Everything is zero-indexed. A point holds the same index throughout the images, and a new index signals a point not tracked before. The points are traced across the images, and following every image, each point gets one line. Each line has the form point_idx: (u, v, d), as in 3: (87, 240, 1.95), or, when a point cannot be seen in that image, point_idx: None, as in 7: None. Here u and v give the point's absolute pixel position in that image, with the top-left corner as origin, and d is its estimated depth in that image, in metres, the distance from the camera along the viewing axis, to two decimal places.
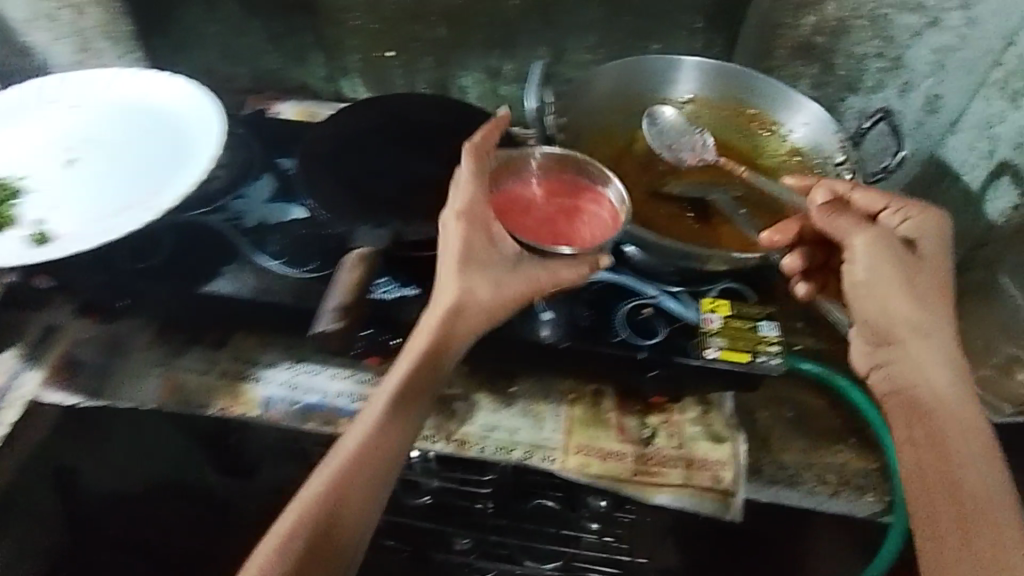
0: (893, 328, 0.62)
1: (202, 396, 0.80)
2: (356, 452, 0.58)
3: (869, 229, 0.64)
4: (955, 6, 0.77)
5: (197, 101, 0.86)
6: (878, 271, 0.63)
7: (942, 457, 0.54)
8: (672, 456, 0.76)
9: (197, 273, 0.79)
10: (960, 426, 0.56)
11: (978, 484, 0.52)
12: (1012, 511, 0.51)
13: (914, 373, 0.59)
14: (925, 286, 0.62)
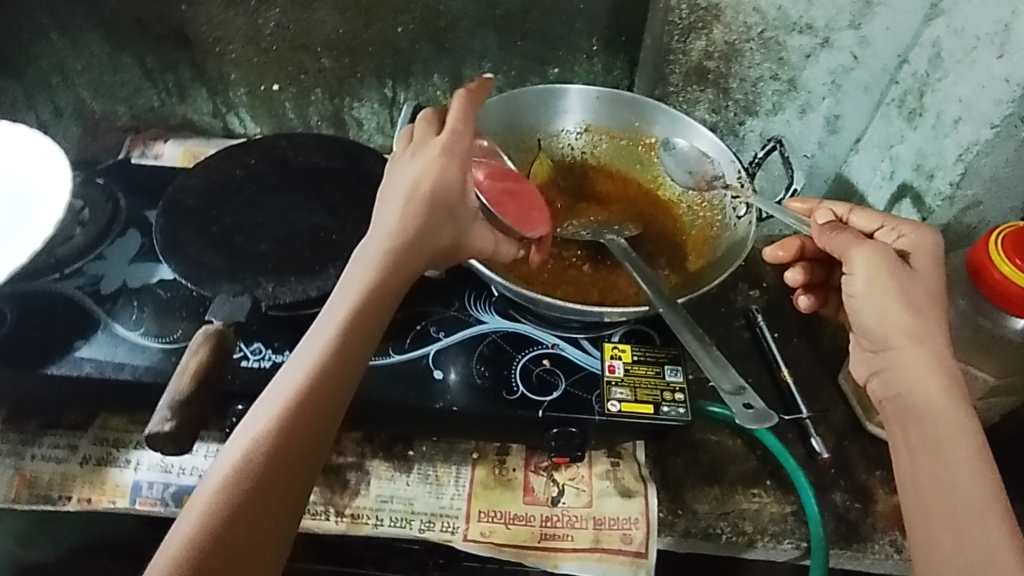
0: (889, 335, 0.57)
1: (60, 487, 0.73)
2: (305, 385, 0.51)
3: (870, 244, 0.60)
4: (845, 25, 0.75)
5: (45, 152, 0.79)
6: (877, 284, 0.58)
7: (942, 476, 0.51)
8: (580, 517, 0.71)
9: (45, 353, 0.72)
10: (949, 437, 0.52)
11: (967, 500, 0.49)
12: (1003, 513, 0.48)
13: (907, 378, 0.56)
14: (924, 300, 0.57)
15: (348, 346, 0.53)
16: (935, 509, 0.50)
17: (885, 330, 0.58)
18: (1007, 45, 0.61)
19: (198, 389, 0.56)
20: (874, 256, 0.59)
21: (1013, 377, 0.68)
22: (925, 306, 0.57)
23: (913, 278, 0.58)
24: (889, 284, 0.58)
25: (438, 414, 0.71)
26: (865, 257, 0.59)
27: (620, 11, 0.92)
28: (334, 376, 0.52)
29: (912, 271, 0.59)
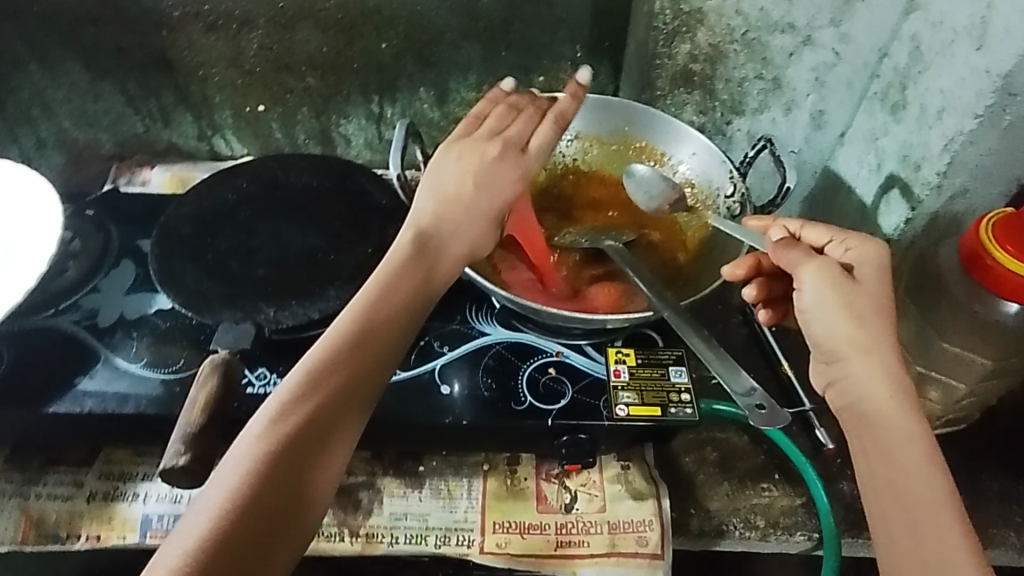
0: (837, 345, 0.55)
1: (68, 525, 0.72)
2: (330, 390, 0.53)
3: (820, 260, 0.57)
4: (825, 24, 0.77)
5: (33, 185, 0.78)
6: (825, 298, 0.55)
7: (901, 486, 0.50)
8: (594, 522, 0.72)
9: (47, 390, 0.71)
10: (903, 443, 0.51)
11: (928, 511, 0.48)
12: (955, 519, 0.48)
13: (861, 387, 0.53)
14: (872, 310, 0.55)
15: (377, 350, 0.56)
16: (894, 519, 0.49)
17: (835, 340, 0.55)
18: (986, 37, 0.62)
19: (210, 422, 0.55)
20: (820, 270, 0.56)
21: (1009, 360, 0.70)
22: (875, 316, 0.54)
23: (859, 292, 0.55)
24: (840, 297, 0.55)
25: (447, 429, 0.71)
26: (813, 272, 0.57)
27: (602, 17, 0.93)
28: (365, 381, 0.55)
29: (860, 282, 0.56)
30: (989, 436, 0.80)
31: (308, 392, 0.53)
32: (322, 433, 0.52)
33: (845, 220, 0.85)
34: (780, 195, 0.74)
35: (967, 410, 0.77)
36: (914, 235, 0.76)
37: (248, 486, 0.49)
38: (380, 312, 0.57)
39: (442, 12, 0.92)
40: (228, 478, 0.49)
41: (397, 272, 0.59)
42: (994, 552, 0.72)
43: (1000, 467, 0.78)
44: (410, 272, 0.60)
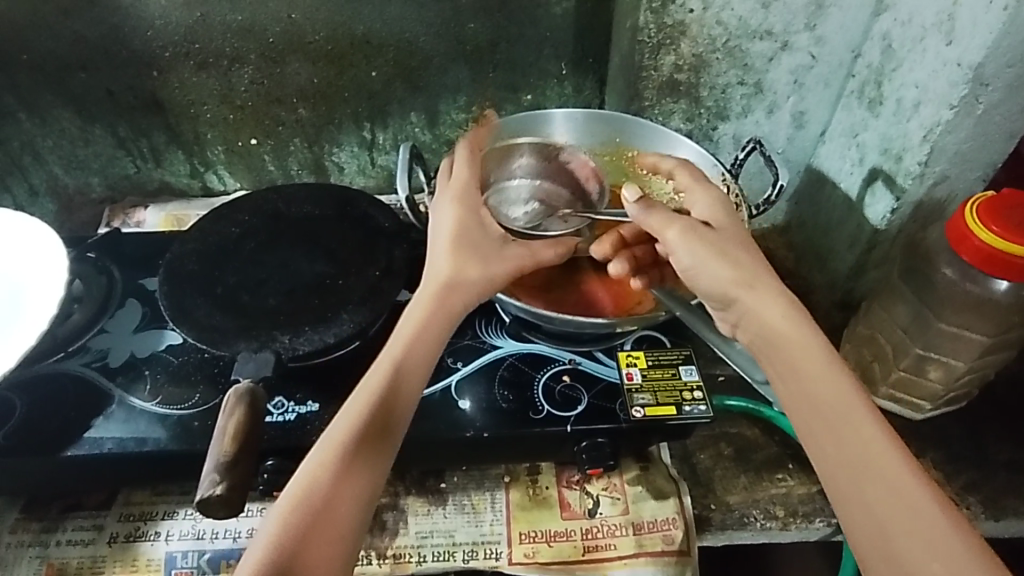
0: (725, 291, 0.61)
1: (91, 571, 0.71)
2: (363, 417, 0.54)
3: (679, 219, 0.63)
4: (801, 29, 0.80)
5: (37, 234, 0.79)
6: (697, 253, 0.62)
7: (847, 430, 0.51)
8: (620, 525, 0.72)
9: (63, 435, 0.70)
10: (835, 389, 0.53)
11: (866, 441, 0.50)
12: (883, 433, 0.50)
13: (767, 330, 0.58)
14: (739, 257, 0.61)
15: (411, 381, 0.57)
16: (832, 448, 0.51)
17: (722, 285, 0.61)
18: (955, 31, 0.65)
19: (241, 451, 0.55)
20: (684, 228, 0.63)
21: (1004, 336, 0.73)
22: (745, 265, 0.61)
23: (719, 234, 0.63)
24: (703, 248, 0.62)
25: (468, 443, 0.71)
26: (676, 230, 0.63)
27: (584, 35, 0.96)
28: (400, 407, 0.56)
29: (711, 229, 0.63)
30: (988, 410, 0.83)
31: (332, 460, 0.52)
32: (342, 506, 0.50)
33: (832, 213, 0.89)
34: (775, 192, 0.77)
35: (966, 387, 0.80)
36: (901, 223, 0.79)
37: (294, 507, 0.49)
38: (394, 380, 0.56)
39: (430, 38, 0.94)
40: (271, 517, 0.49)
41: (412, 336, 0.60)
42: (1005, 521, 0.75)
43: (1002, 439, 0.81)
44: (421, 336, 0.60)
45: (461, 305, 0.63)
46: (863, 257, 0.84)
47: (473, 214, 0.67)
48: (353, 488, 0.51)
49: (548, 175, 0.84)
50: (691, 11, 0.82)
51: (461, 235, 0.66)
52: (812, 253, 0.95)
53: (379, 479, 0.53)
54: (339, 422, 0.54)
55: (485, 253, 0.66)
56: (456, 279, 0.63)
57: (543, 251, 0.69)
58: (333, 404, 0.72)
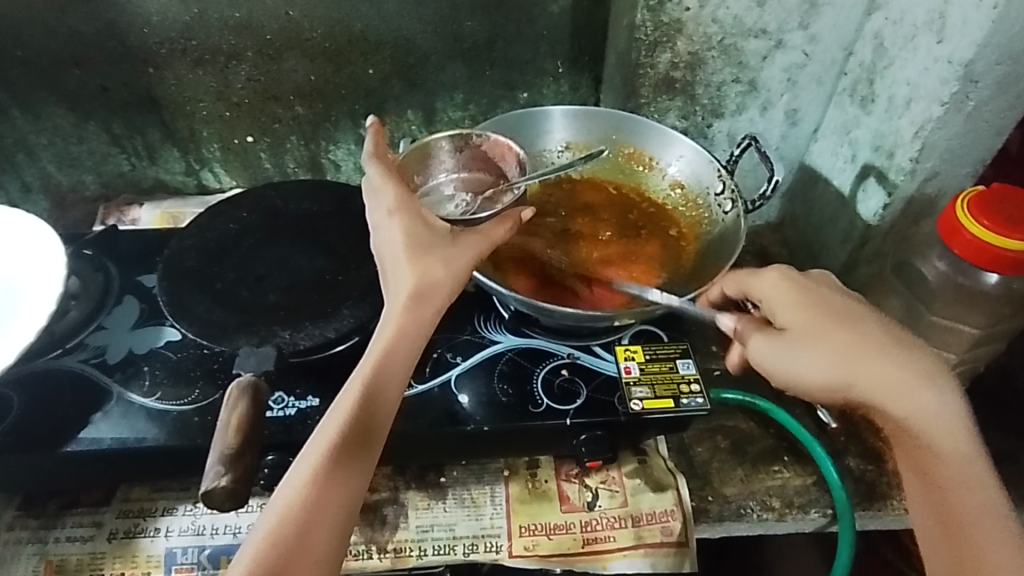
0: (799, 346, 0.58)
1: (90, 567, 0.71)
2: (335, 444, 0.54)
3: (784, 305, 0.60)
4: (795, 27, 0.82)
5: (34, 230, 0.79)
6: (791, 318, 0.59)
7: (955, 477, 0.52)
8: (618, 517, 0.73)
9: (62, 431, 0.70)
10: (943, 435, 0.53)
11: (964, 479, 0.52)
12: (979, 474, 0.52)
13: (853, 374, 0.56)
14: (855, 326, 0.57)
15: (386, 401, 0.56)
16: (927, 486, 0.53)
17: (811, 365, 0.57)
18: (945, 30, 0.67)
19: (245, 442, 0.56)
20: (780, 314, 0.60)
21: (994, 327, 0.74)
22: (872, 333, 0.57)
23: (820, 309, 0.59)
24: (802, 309, 0.59)
25: (469, 436, 0.72)
26: (784, 312, 0.60)
27: (580, 33, 0.97)
28: (376, 431, 0.56)
29: (815, 291, 0.60)
30: (979, 402, 0.85)
31: (299, 494, 0.53)
32: (318, 534, 0.52)
33: (825, 209, 0.90)
34: (771, 187, 0.78)
35: (958, 378, 0.81)
36: (893, 218, 0.80)
37: (271, 542, 0.51)
38: (356, 406, 0.55)
39: (427, 36, 0.94)
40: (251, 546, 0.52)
41: (386, 348, 0.57)
42: None
43: (993, 430, 0.82)
44: (391, 352, 0.57)
45: (431, 311, 0.60)
46: (854, 252, 0.86)
47: (417, 218, 0.62)
48: (325, 516, 0.53)
49: (469, 166, 0.84)
50: (688, 8, 0.82)
51: (414, 241, 0.61)
52: (805, 249, 0.96)
53: (355, 502, 0.54)
54: (310, 449, 0.55)
55: (443, 252, 0.61)
56: (418, 288, 0.59)
57: (494, 231, 0.65)
58: (333, 398, 0.72)
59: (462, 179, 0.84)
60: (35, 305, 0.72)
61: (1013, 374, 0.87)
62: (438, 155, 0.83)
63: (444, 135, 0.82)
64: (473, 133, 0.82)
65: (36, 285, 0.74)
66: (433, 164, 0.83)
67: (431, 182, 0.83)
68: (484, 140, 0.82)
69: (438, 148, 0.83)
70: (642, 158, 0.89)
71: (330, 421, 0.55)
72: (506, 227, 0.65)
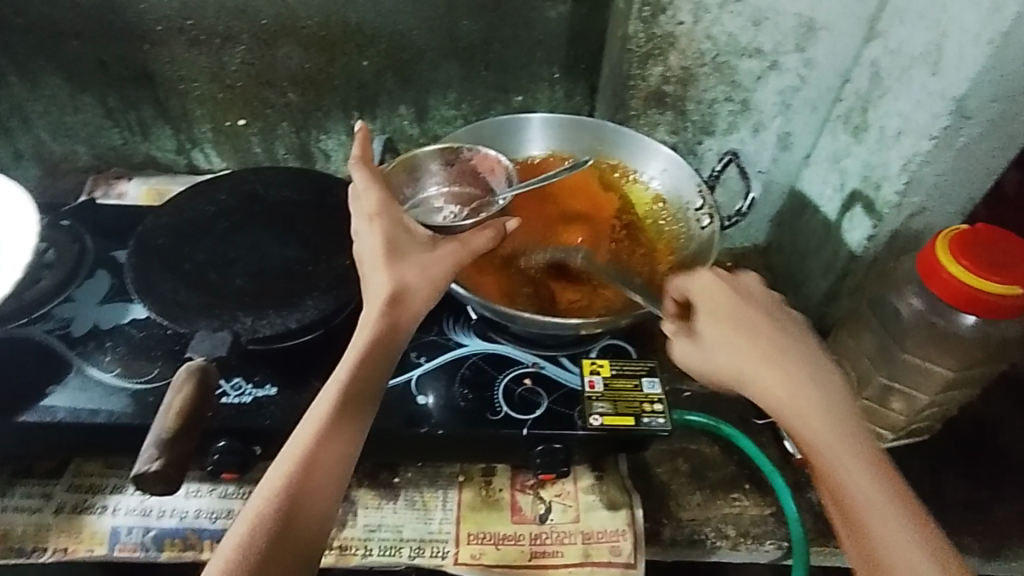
0: (714, 350, 0.62)
1: (33, 539, 0.70)
2: (308, 450, 0.54)
3: (722, 298, 0.64)
4: (790, 49, 0.80)
5: (11, 197, 0.79)
6: (718, 321, 0.63)
7: (856, 499, 0.51)
8: (569, 533, 0.72)
9: (18, 399, 0.70)
10: (839, 460, 0.53)
11: (861, 487, 0.51)
12: (875, 484, 0.51)
13: (756, 367, 0.59)
14: (754, 325, 0.61)
15: (362, 403, 0.56)
16: (845, 493, 0.52)
17: (737, 369, 0.60)
18: (940, 62, 0.65)
19: (185, 427, 0.55)
20: (708, 314, 0.64)
21: (968, 371, 0.73)
22: (767, 334, 0.60)
23: (739, 309, 0.62)
24: (728, 321, 0.62)
25: (423, 438, 0.71)
26: (706, 318, 0.64)
27: (577, 42, 0.96)
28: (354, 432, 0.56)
29: (746, 303, 0.63)
30: (951, 446, 0.83)
31: (267, 502, 0.52)
32: (294, 546, 0.52)
33: (811, 236, 0.89)
34: (746, 205, 0.79)
35: (929, 420, 0.79)
36: (876, 251, 0.79)
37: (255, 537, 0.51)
38: (332, 408, 0.55)
39: (422, 33, 0.94)
40: (229, 544, 0.51)
41: (359, 354, 0.57)
42: (957, 558, 0.75)
43: (962, 476, 0.80)
44: (365, 357, 0.57)
45: (408, 317, 0.59)
46: (836, 283, 0.85)
47: (397, 223, 0.62)
48: (302, 526, 0.52)
49: (458, 181, 0.83)
50: (681, 23, 0.83)
51: (390, 248, 0.61)
52: (790, 276, 0.94)
53: (330, 513, 0.54)
54: (283, 457, 0.54)
55: (418, 258, 0.61)
56: (394, 294, 0.59)
57: (475, 240, 0.63)
58: (290, 389, 0.71)
59: (451, 192, 0.82)
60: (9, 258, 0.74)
61: (989, 420, 0.85)
62: (428, 169, 0.82)
63: (433, 150, 0.81)
64: (462, 147, 0.82)
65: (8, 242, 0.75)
66: (421, 177, 0.82)
67: (420, 194, 0.82)
68: (473, 153, 0.82)
69: (425, 162, 0.82)
70: (626, 171, 0.88)
71: (306, 426, 0.55)
72: (487, 235, 0.63)
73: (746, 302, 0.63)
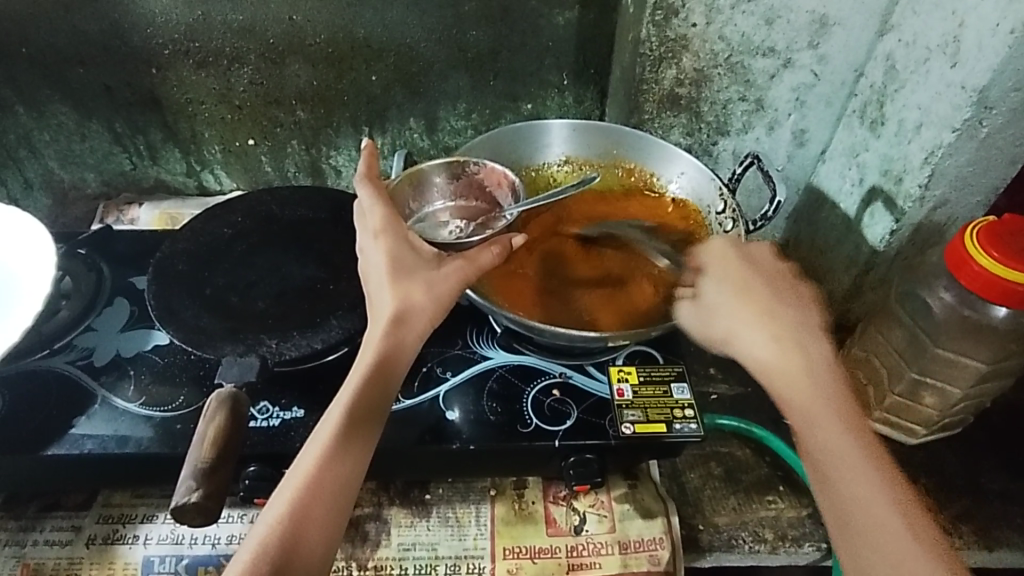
0: (709, 321, 0.63)
1: (66, 572, 0.70)
2: (313, 474, 0.53)
3: (720, 258, 0.66)
4: (803, 47, 0.80)
5: (26, 228, 0.78)
6: (720, 294, 0.64)
7: (828, 458, 0.53)
8: (605, 543, 0.71)
9: (44, 434, 0.69)
10: (812, 419, 0.55)
11: (827, 432, 0.54)
12: (849, 441, 0.53)
13: (739, 332, 0.60)
14: (761, 293, 0.62)
15: (367, 426, 0.56)
16: (823, 460, 0.53)
17: (733, 333, 0.61)
18: (959, 54, 0.65)
19: (220, 458, 0.55)
20: (715, 281, 0.65)
21: (1001, 363, 0.73)
22: (766, 297, 0.61)
23: (745, 278, 0.63)
24: (731, 284, 0.63)
25: (454, 455, 0.70)
26: (712, 283, 0.65)
27: (586, 46, 0.96)
28: (359, 457, 0.55)
29: (750, 268, 0.64)
30: (985, 438, 0.82)
31: (274, 528, 0.51)
32: (299, 568, 0.51)
33: (831, 232, 0.88)
34: (773, 209, 0.78)
35: (962, 413, 0.79)
36: (899, 244, 0.78)
37: (258, 562, 0.50)
38: (338, 431, 0.55)
39: (431, 44, 0.93)
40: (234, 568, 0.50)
41: (364, 376, 0.57)
42: (998, 552, 0.74)
43: (997, 468, 0.80)
44: (371, 379, 0.57)
45: (412, 338, 0.59)
46: (859, 278, 0.84)
47: (403, 240, 0.62)
48: (305, 551, 0.51)
49: (464, 194, 0.82)
50: (694, 25, 0.81)
51: (399, 265, 0.60)
52: (810, 273, 0.94)
53: (334, 533, 0.53)
54: (288, 481, 0.54)
55: (424, 276, 0.60)
56: (399, 313, 0.59)
57: (482, 256, 0.62)
58: (318, 410, 0.71)
59: (457, 207, 0.82)
60: (27, 288, 0.73)
61: (1021, 410, 0.84)
62: (433, 182, 0.82)
63: (439, 163, 0.80)
64: (469, 160, 0.81)
65: (26, 273, 0.75)
66: (428, 191, 0.82)
67: (427, 209, 0.81)
68: (479, 167, 0.81)
69: (431, 177, 0.81)
70: (642, 175, 0.88)
71: (310, 448, 0.55)
72: (494, 250, 0.62)
73: (750, 268, 0.64)
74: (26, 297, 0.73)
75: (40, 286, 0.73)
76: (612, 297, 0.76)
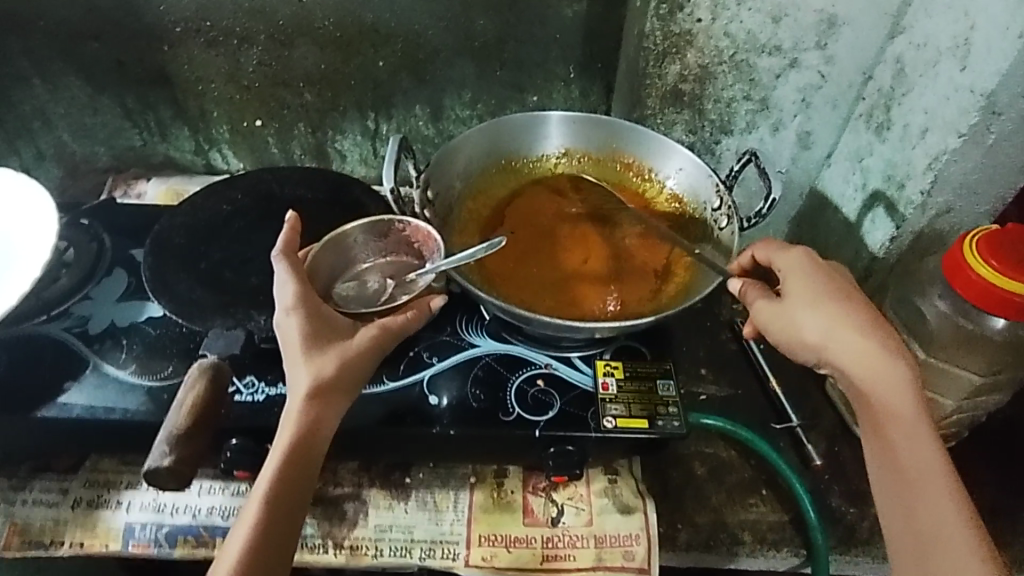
0: (789, 329, 0.62)
1: (51, 533, 0.71)
2: (257, 532, 0.54)
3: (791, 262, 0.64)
4: (811, 46, 0.78)
5: (32, 194, 0.79)
6: (802, 288, 0.62)
7: (919, 475, 0.55)
8: (581, 536, 0.71)
9: (36, 397, 0.71)
10: (910, 438, 0.56)
11: (913, 444, 0.56)
12: (935, 461, 0.55)
13: (832, 344, 0.59)
14: (852, 303, 0.61)
15: (298, 489, 0.56)
16: (899, 488, 0.55)
17: (824, 340, 0.60)
18: (970, 56, 0.63)
19: (195, 427, 0.56)
20: (797, 285, 0.63)
21: (996, 375, 0.71)
22: (860, 307, 0.60)
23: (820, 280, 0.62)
24: (823, 298, 0.61)
25: (435, 439, 0.70)
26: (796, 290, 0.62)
27: (593, 38, 0.95)
28: (293, 517, 0.56)
29: (824, 275, 0.63)
30: (979, 452, 0.81)
31: None
32: None
33: (831, 238, 0.87)
34: (766, 205, 0.76)
35: (955, 425, 0.78)
36: (899, 252, 0.77)
37: None
38: (271, 495, 0.55)
39: (438, 31, 0.94)
40: None
41: (288, 443, 0.57)
42: None
43: (990, 482, 0.78)
44: (293, 449, 0.56)
45: (333, 405, 0.59)
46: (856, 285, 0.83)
47: (317, 312, 0.61)
48: None
49: (394, 250, 0.77)
50: (700, 20, 0.82)
51: (314, 337, 0.60)
52: None
53: None
54: (232, 537, 0.55)
55: (340, 346, 0.60)
56: (318, 385, 0.58)
57: (396, 322, 0.64)
58: None
59: (386, 265, 0.76)
60: (30, 252, 0.75)
61: (1019, 426, 0.83)
62: (358, 242, 0.75)
63: (360, 224, 0.74)
64: (393, 219, 0.74)
65: (30, 238, 0.76)
66: (353, 251, 0.75)
67: (353, 269, 0.75)
68: (402, 225, 0.75)
69: (353, 238, 0.75)
70: (641, 169, 0.87)
71: (246, 513, 0.55)
72: (407, 317, 0.65)
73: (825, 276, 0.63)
74: (28, 261, 0.74)
75: (42, 252, 0.74)
76: (607, 286, 0.76)
